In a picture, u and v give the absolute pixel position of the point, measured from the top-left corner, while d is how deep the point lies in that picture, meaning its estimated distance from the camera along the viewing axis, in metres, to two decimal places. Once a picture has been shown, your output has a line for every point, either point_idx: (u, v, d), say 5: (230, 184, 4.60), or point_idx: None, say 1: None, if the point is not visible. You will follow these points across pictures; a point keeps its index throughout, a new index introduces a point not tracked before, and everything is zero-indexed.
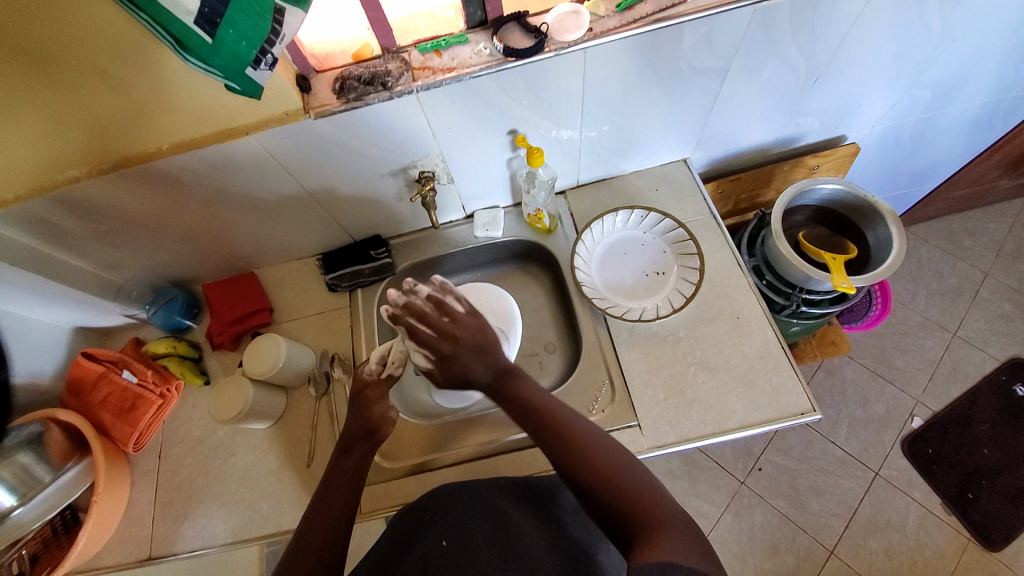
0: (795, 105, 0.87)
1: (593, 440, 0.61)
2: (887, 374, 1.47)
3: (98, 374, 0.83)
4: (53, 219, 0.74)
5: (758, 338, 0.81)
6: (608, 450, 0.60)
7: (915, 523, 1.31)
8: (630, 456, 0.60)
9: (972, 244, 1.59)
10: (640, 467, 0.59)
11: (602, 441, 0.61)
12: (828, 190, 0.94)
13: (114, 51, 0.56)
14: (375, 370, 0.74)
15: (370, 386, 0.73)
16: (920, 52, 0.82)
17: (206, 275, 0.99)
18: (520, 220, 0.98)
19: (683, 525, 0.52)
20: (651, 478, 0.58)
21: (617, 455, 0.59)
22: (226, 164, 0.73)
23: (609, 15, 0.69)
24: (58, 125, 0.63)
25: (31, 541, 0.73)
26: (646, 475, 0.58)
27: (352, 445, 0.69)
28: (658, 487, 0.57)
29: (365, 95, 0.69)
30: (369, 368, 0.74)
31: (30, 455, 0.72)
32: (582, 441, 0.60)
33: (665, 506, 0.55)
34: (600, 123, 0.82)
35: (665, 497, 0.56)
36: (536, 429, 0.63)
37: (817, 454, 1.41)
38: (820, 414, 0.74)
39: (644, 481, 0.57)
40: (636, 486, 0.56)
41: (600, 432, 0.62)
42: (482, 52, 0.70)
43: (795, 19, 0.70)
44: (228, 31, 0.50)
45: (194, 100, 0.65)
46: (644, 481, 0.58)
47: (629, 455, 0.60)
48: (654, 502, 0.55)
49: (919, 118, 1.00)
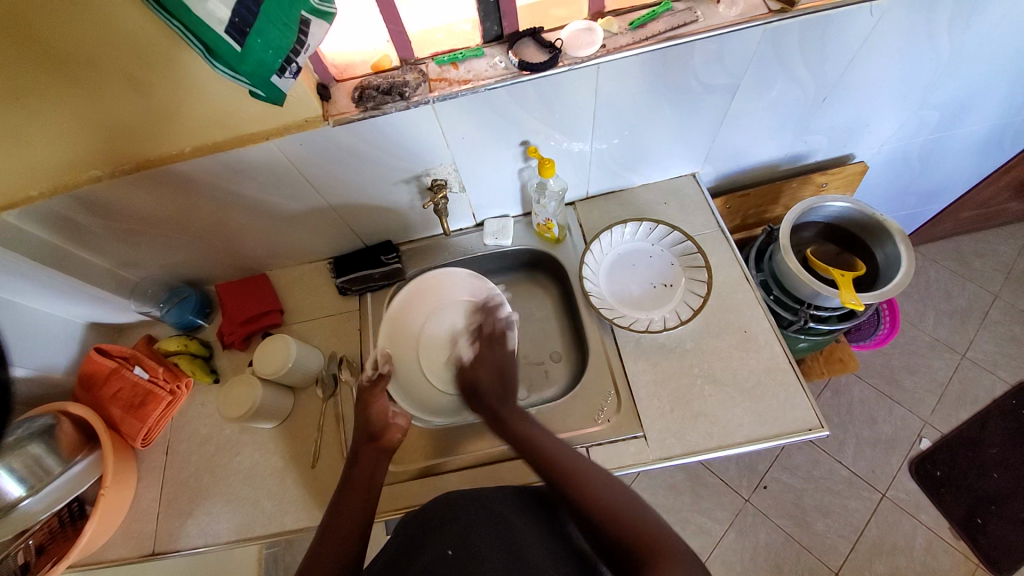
0: (804, 123, 0.88)
1: (603, 484, 0.62)
2: (895, 394, 1.46)
3: (110, 369, 0.85)
4: (74, 216, 0.77)
5: (764, 352, 0.81)
6: (616, 493, 0.61)
7: (923, 547, 1.29)
8: (637, 496, 0.61)
9: (982, 265, 1.58)
10: (647, 509, 0.60)
11: (607, 482, 0.63)
12: (836, 207, 0.95)
13: (144, 56, 0.59)
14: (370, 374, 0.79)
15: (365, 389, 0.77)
16: (928, 75, 0.83)
17: (219, 276, 1.01)
18: (529, 230, 1.00)
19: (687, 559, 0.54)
20: (658, 520, 0.58)
21: (625, 497, 0.61)
22: (245, 168, 0.75)
23: (621, 32, 0.71)
24: (87, 126, 0.66)
25: (38, 532, 0.74)
26: (654, 516, 0.59)
27: (359, 454, 0.71)
28: (665, 526, 0.58)
29: (383, 104, 0.71)
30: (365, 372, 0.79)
31: (41, 446, 0.73)
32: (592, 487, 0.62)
33: (673, 548, 0.55)
34: (610, 137, 0.84)
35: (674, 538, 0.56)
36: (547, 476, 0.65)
37: (823, 473, 1.39)
38: (827, 430, 0.74)
39: (651, 522, 0.58)
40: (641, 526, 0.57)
41: (608, 475, 0.64)
42: (498, 65, 0.72)
43: (805, 40, 0.72)
44: (256, 40, 0.52)
45: (218, 106, 0.67)
46: (657, 516, 0.59)
47: (636, 496, 0.61)
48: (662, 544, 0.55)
49: (927, 139, 1.01)
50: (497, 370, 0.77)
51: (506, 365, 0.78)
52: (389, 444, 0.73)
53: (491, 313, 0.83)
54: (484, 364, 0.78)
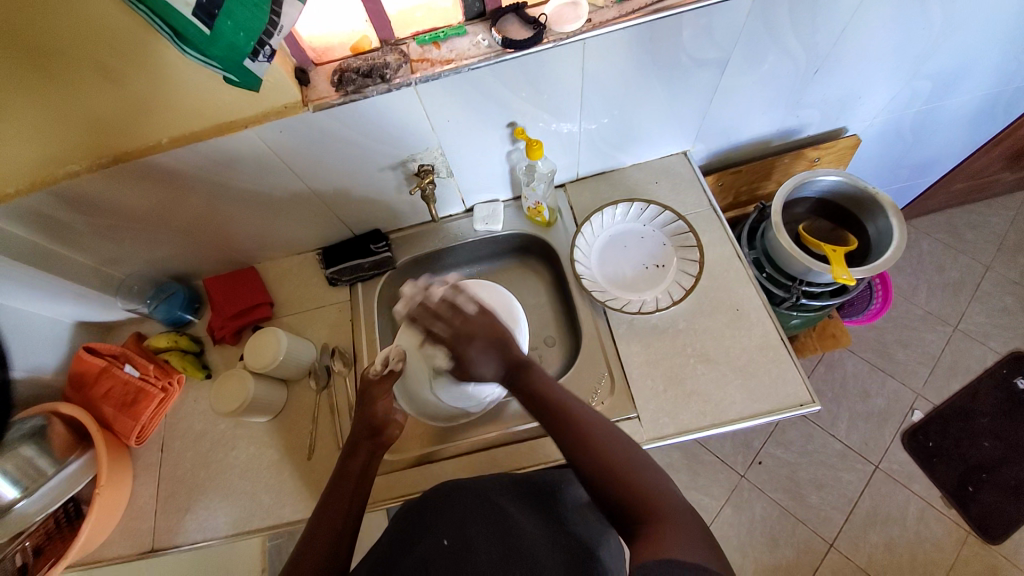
0: (795, 96, 0.87)
1: (603, 432, 0.62)
2: (887, 367, 1.47)
3: (100, 368, 0.83)
4: (53, 214, 0.75)
5: (757, 330, 0.81)
6: (616, 444, 0.61)
7: (915, 516, 1.32)
8: (635, 449, 0.61)
9: (974, 237, 1.59)
10: (646, 463, 0.60)
11: (611, 437, 0.62)
12: (828, 181, 0.94)
13: (114, 44, 0.56)
14: (379, 368, 0.75)
15: (374, 384, 0.73)
16: (921, 43, 0.81)
17: (206, 270, 0.99)
18: (520, 214, 0.98)
19: (687, 519, 0.53)
20: (656, 474, 0.58)
21: (623, 449, 0.60)
22: (225, 158, 0.73)
23: (608, 6, 0.69)
24: (57, 119, 0.63)
25: (35, 533, 0.73)
26: (651, 468, 0.59)
27: (358, 446, 0.69)
28: (663, 482, 0.57)
29: (363, 87, 0.68)
30: (374, 367, 0.75)
31: (33, 448, 0.73)
32: (592, 435, 0.62)
33: (668, 501, 0.55)
34: (599, 116, 0.82)
35: (672, 494, 0.56)
36: (548, 422, 0.66)
37: (817, 447, 1.41)
38: (819, 405, 0.74)
39: (648, 474, 0.58)
40: (637, 479, 0.57)
41: (608, 424, 0.63)
42: (481, 43, 0.70)
43: (796, 9, 0.70)
44: (226, 22, 0.50)
45: (193, 93, 0.64)
46: (660, 476, 0.58)
47: (635, 449, 0.61)
48: (658, 497, 0.55)
49: (919, 110, 1.00)
50: (486, 344, 0.70)
51: (489, 334, 0.71)
52: (388, 439, 0.71)
53: (450, 296, 0.73)
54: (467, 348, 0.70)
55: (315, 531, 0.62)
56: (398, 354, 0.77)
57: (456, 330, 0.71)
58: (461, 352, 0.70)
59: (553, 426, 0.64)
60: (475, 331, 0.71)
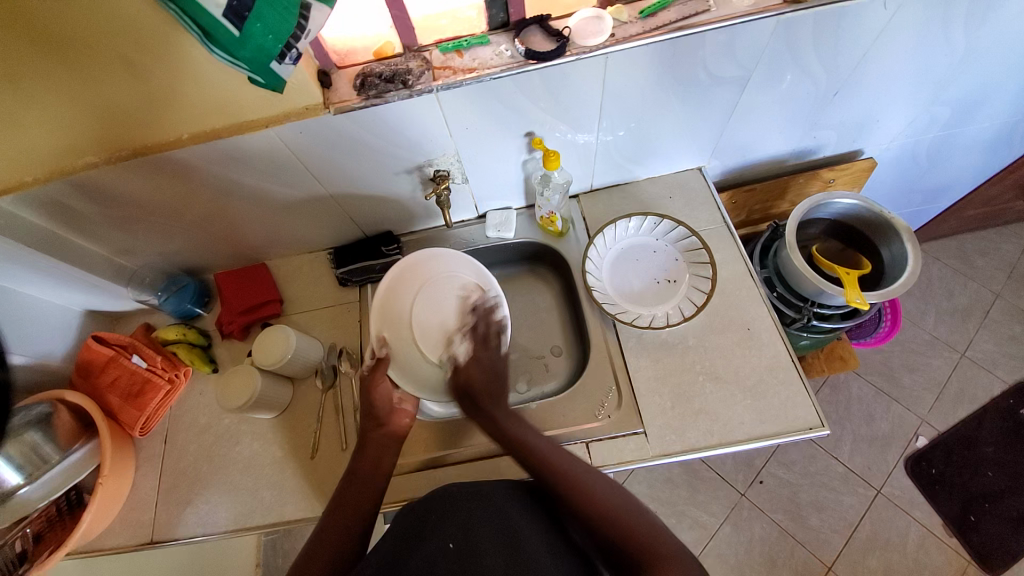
0: (813, 117, 0.87)
1: (596, 482, 0.63)
2: (893, 391, 1.46)
3: (108, 357, 0.84)
4: (71, 203, 0.75)
5: (767, 351, 0.81)
6: (609, 490, 0.62)
7: (916, 544, 1.30)
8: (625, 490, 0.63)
9: (984, 264, 1.58)
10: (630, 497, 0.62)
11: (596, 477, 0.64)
12: (844, 204, 0.94)
13: (142, 40, 0.57)
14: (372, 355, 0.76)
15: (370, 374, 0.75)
16: (942, 70, 0.81)
17: (217, 265, 1.00)
18: (532, 222, 0.99)
19: (680, 551, 0.57)
20: (648, 515, 0.60)
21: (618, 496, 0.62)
22: (244, 155, 0.74)
23: (631, 21, 0.69)
24: (82, 111, 0.64)
25: (36, 520, 0.74)
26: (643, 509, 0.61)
27: (366, 442, 0.70)
28: (648, 515, 0.60)
29: (385, 92, 0.69)
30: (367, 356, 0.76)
31: (38, 434, 0.73)
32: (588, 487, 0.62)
33: (665, 543, 0.57)
34: (616, 129, 0.82)
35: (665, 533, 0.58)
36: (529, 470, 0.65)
37: (819, 469, 1.40)
38: (827, 429, 0.74)
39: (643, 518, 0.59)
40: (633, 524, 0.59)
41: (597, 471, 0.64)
42: (503, 53, 0.70)
43: (819, 31, 0.70)
44: (255, 25, 0.50)
45: (216, 91, 0.65)
46: (646, 509, 0.61)
47: (624, 490, 0.63)
48: (654, 539, 0.57)
49: (936, 136, 1.00)
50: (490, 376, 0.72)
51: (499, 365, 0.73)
52: (394, 438, 0.72)
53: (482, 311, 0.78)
54: (474, 363, 0.72)
55: (328, 525, 0.63)
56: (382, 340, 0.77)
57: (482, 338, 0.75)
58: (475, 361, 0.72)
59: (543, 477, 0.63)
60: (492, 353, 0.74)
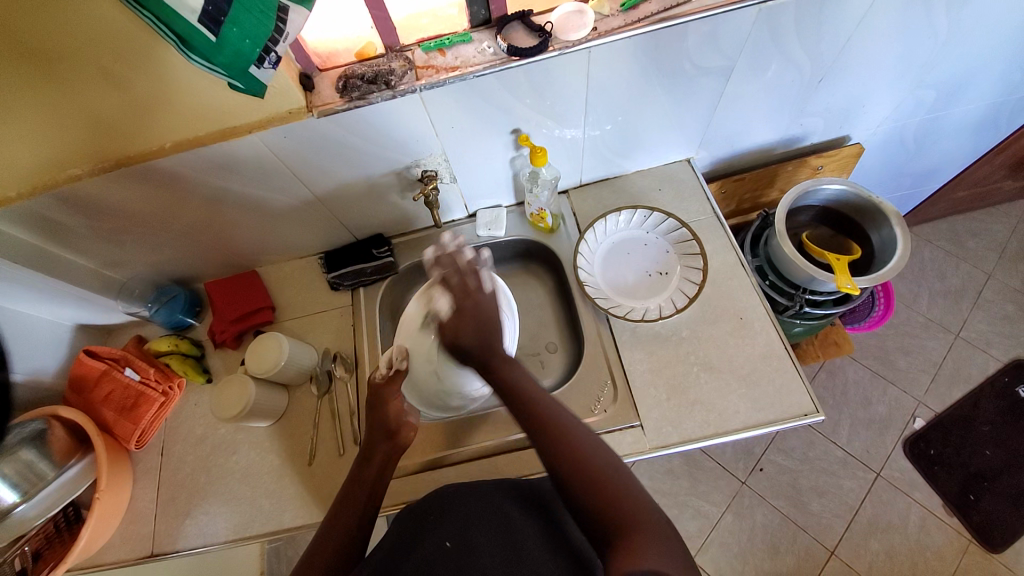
0: (799, 104, 0.87)
1: (579, 438, 0.60)
2: (889, 374, 1.47)
3: (101, 371, 0.83)
4: (56, 216, 0.74)
5: (761, 339, 0.81)
6: (596, 449, 0.59)
7: (916, 525, 1.31)
8: (609, 450, 0.60)
9: (975, 245, 1.59)
10: (619, 466, 0.58)
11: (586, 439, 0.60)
12: (832, 191, 0.94)
13: (118, 48, 0.56)
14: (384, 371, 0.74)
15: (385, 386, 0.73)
16: (925, 53, 0.81)
17: (207, 274, 0.99)
18: (523, 220, 0.98)
19: (661, 528, 0.52)
20: (627, 476, 0.57)
21: (599, 455, 0.59)
22: (228, 162, 0.73)
23: (613, 14, 0.69)
24: (61, 123, 0.63)
25: (34, 537, 0.74)
26: (624, 472, 0.58)
27: (373, 451, 0.68)
28: (635, 487, 0.56)
29: (368, 93, 0.68)
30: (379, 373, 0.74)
31: (32, 452, 0.72)
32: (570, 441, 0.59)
33: (642, 505, 0.55)
34: (603, 122, 0.82)
35: (643, 497, 0.55)
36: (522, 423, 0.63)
37: (818, 455, 1.40)
38: (823, 415, 0.74)
39: (621, 480, 0.57)
40: (609, 486, 0.56)
41: (582, 426, 0.61)
42: (486, 50, 0.70)
43: (801, 18, 0.70)
44: (232, 29, 0.50)
45: (196, 98, 0.64)
46: (636, 483, 0.57)
47: (607, 449, 0.59)
48: (630, 500, 0.55)
49: (922, 119, 1.00)
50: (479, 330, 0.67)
51: (486, 319, 0.68)
52: (403, 443, 0.70)
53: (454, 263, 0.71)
54: (460, 317, 0.67)
55: (332, 524, 0.63)
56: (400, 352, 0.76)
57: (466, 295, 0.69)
58: (462, 316, 0.67)
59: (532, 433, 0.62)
60: (473, 308, 0.68)
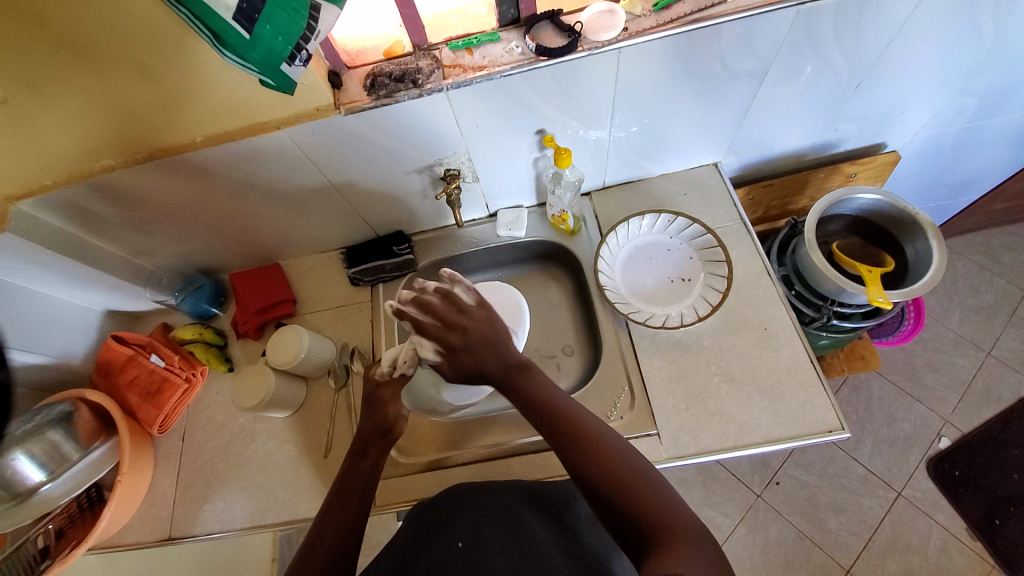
0: (834, 109, 0.84)
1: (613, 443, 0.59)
2: (916, 391, 1.42)
3: (127, 356, 0.85)
4: (90, 205, 0.76)
5: (785, 351, 0.79)
6: (625, 454, 0.58)
7: (938, 548, 1.26)
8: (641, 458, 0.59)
9: (1012, 260, 1.52)
10: (648, 469, 0.57)
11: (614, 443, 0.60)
12: (866, 200, 0.91)
13: (154, 43, 0.57)
14: (385, 371, 0.71)
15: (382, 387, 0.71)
16: (972, 59, 0.78)
17: (232, 265, 1.01)
18: (543, 221, 0.98)
19: (694, 530, 0.51)
20: (660, 482, 0.56)
21: (633, 462, 0.58)
22: (256, 157, 0.74)
23: (644, 15, 0.67)
24: (100, 116, 0.65)
25: (57, 516, 0.76)
26: (657, 477, 0.57)
27: (370, 446, 0.68)
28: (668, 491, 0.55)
29: (395, 91, 0.68)
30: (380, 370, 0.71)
31: (60, 432, 0.75)
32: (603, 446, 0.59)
33: (674, 509, 0.53)
34: (630, 124, 0.81)
35: (675, 502, 0.54)
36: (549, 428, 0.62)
37: (838, 471, 1.37)
38: (848, 432, 0.72)
39: (655, 488, 0.55)
40: (642, 488, 0.55)
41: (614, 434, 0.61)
42: (514, 50, 0.69)
43: (841, 20, 0.67)
44: (265, 27, 0.50)
45: (228, 94, 0.65)
46: (669, 485, 0.56)
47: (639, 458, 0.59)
48: (663, 505, 0.53)
49: (964, 127, 0.96)
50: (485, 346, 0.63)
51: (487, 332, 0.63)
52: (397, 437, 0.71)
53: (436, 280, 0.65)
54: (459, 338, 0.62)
55: (333, 516, 0.62)
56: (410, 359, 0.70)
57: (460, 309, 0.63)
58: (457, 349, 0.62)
59: (560, 436, 0.61)
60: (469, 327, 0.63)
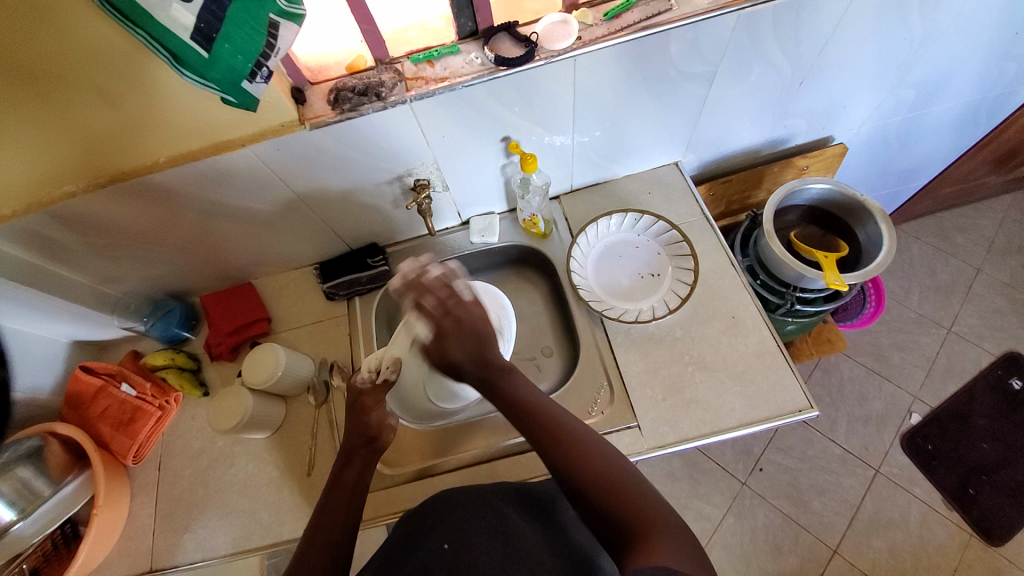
0: (781, 107, 0.89)
1: (573, 426, 0.62)
2: (884, 370, 1.48)
3: (97, 387, 0.83)
4: (49, 233, 0.74)
5: (754, 338, 0.82)
6: (605, 457, 0.59)
7: (917, 521, 1.31)
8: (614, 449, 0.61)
9: (963, 240, 1.61)
10: (633, 474, 0.58)
11: (599, 446, 0.60)
12: (817, 189, 0.96)
13: (112, 66, 0.57)
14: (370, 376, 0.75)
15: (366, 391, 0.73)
16: (902, 54, 0.83)
17: (203, 287, 0.99)
18: (515, 225, 1.00)
19: (680, 533, 0.52)
20: (639, 481, 0.57)
21: (616, 463, 0.59)
22: (223, 176, 0.74)
23: (596, 24, 0.71)
24: (58, 142, 0.64)
25: (32, 556, 0.72)
26: (635, 476, 0.58)
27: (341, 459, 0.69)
28: (652, 492, 0.56)
29: (359, 105, 0.70)
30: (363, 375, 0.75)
31: (29, 469, 0.72)
32: (561, 431, 0.62)
33: (660, 510, 0.54)
34: (591, 129, 0.84)
35: (655, 500, 0.55)
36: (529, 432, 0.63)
37: (817, 453, 1.41)
38: (817, 411, 0.75)
39: (635, 490, 0.56)
40: (620, 484, 0.56)
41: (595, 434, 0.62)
42: (474, 61, 0.71)
43: (778, 24, 0.72)
44: (224, 46, 0.51)
45: (190, 114, 0.65)
46: (658, 493, 0.57)
47: (602, 440, 0.61)
48: (648, 509, 0.54)
49: (904, 118, 1.02)
50: (471, 337, 0.68)
51: (475, 327, 0.68)
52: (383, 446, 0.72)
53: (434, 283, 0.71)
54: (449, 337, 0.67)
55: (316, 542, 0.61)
56: (392, 364, 0.76)
57: (448, 311, 0.68)
58: (446, 335, 0.68)
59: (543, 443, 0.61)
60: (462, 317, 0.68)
